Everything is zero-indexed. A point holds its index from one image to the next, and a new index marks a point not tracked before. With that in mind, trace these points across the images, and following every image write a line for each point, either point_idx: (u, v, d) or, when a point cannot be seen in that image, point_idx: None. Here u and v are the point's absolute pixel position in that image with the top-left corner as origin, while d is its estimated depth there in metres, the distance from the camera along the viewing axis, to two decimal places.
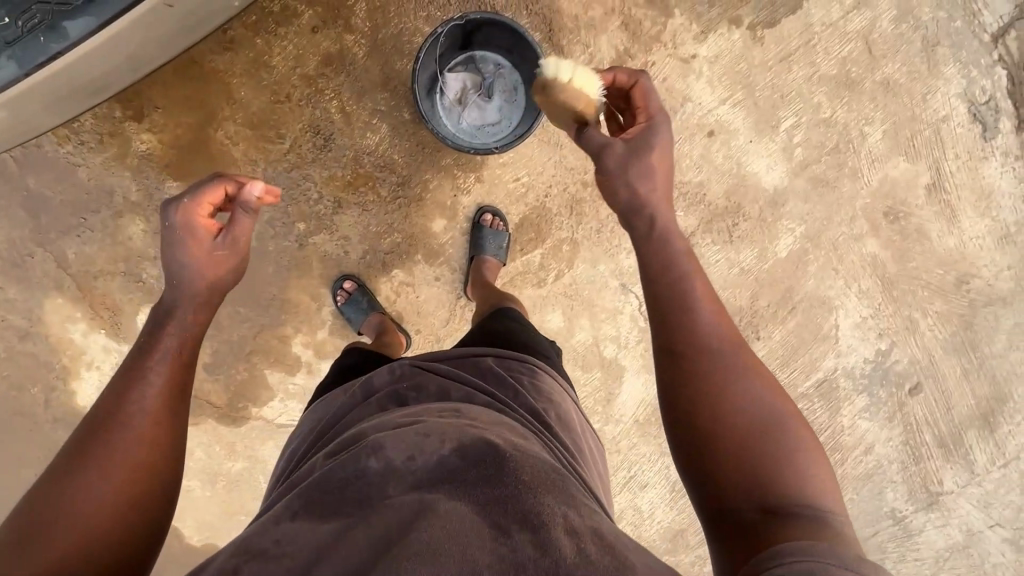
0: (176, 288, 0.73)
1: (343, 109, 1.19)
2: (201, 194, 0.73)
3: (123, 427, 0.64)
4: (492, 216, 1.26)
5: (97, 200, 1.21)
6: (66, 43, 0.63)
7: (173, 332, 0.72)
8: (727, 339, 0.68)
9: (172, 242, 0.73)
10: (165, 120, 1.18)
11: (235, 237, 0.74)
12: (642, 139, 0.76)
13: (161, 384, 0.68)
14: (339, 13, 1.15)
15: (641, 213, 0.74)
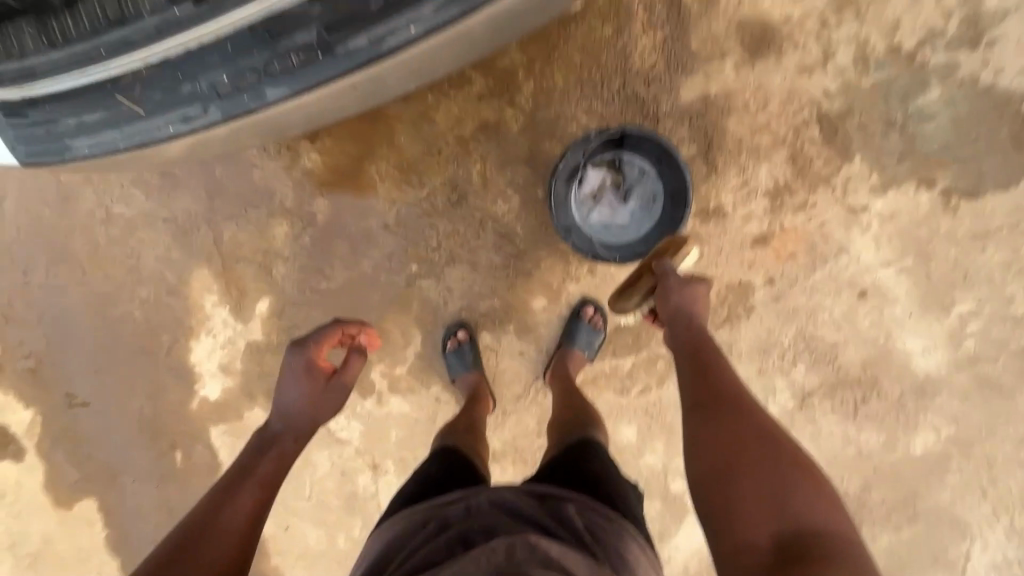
0: (284, 418, 0.91)
1: (483, 174, 1.24)
2: (320, 340, 0.95)
3: (215, 531, 0.74)
4: (592, 309, 1.22)
5: (260, 198, 1.37)
6: (261, 102, 0.69)
7: (269, 457, 0.85)
8: (737, 401, 0.78)
9: (292, 379, 0.93)
10: (331, 145, 1.31)
11: (346, 379, 0.97)
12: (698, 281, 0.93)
13: (257, 492, 0.80)
14: (507, 86, 1.19)
15: (685, 321, 0.90)
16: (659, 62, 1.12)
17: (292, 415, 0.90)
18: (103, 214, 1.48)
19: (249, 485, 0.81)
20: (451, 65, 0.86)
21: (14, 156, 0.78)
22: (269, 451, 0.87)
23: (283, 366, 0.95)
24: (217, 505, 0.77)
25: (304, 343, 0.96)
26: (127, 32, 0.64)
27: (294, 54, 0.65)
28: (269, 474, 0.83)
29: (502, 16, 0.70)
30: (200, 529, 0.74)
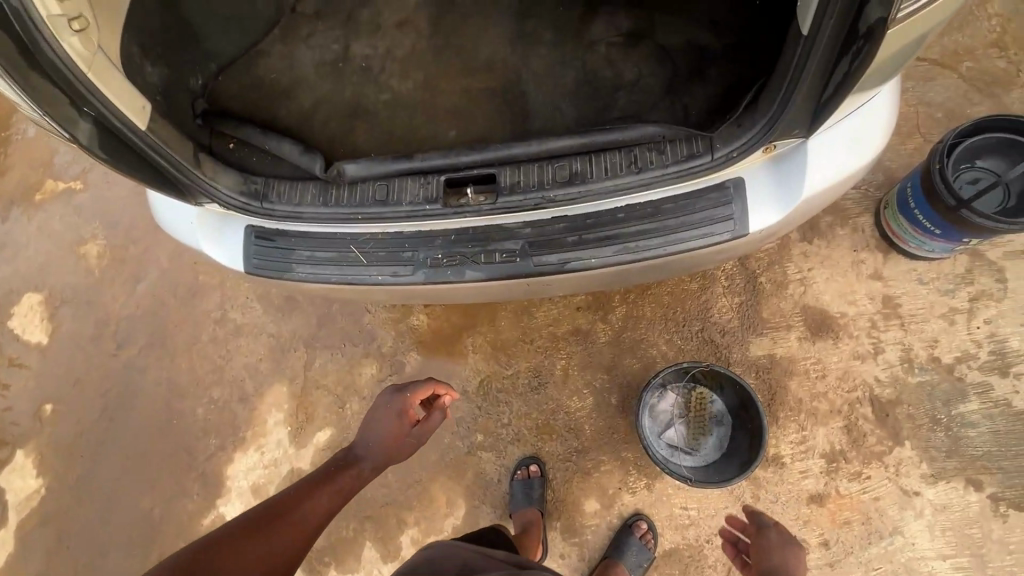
0: (366, 449, 1.01)
1: (565, 370, 1.39)
2: (415, 393, 1.03)
3: (285, 521, 0.87)
4: (645, 527, 1.23)
5: (361, 339, 1.53)
6: (458, 278, 0.88)
7: (347, 476, 0.97)
8: None
9: (381, 415, 1.03)
10: (441, 311, 1.50)
11: (422, 433, 1.05)
12: (788, 538, 1.02)
13: (330, 501, 0.93)
14: (602, 305, 1.41)
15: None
16: (734, 319, 1.34)
17: (374, 450, 1.01)
18: (217, 316, 1.64)
19: (324, 495, 0.93)
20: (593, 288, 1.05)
21: (241, 267, 0.97)
22: (350, 470, 0.98)
23: (377, 404, 1.03)
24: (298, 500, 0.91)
25: (401, 390, 1.04)
26: (384, 209, 0.88)
27: (499, 253, 0.86)
28: (343, 490, 0.96)
29: (656, 267, 0.91)
30: (282, 512, 0.88)
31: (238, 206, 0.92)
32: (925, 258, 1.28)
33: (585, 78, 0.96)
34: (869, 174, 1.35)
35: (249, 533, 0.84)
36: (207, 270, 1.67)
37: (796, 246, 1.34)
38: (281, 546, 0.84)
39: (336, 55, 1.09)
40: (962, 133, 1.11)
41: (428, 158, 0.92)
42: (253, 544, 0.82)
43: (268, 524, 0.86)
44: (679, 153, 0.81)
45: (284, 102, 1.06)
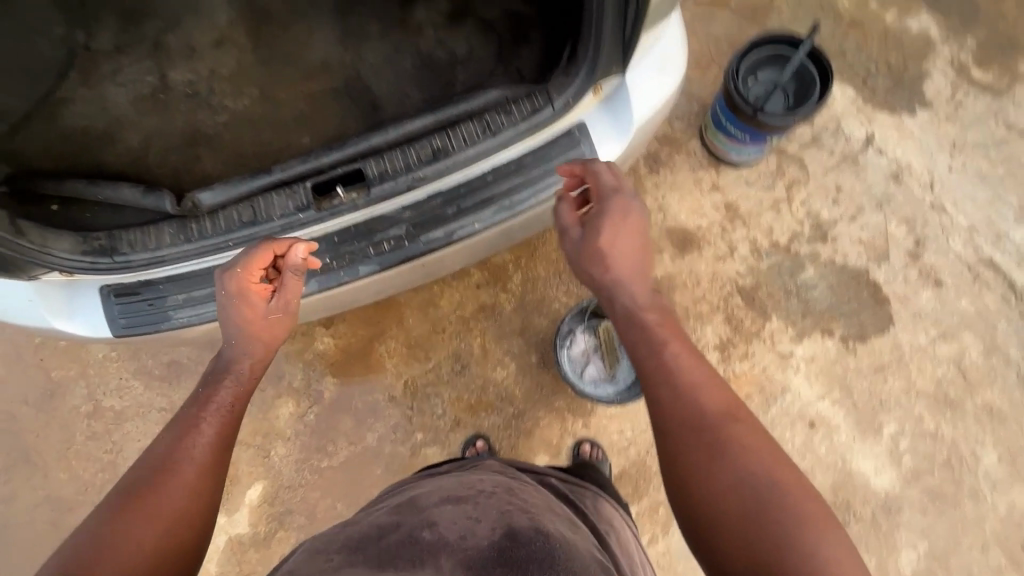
0: (231, 360, 0.81)
1: (483, 346, 1.44)
2: (247, 262, 0.78)
3: (172, 469, 0.69)
4: (589, 446, 1.33)
5: (266, 381, 1.43)
6: (354, 276, 0.89)
7: (227, 388, 0.79)
8: (716, 407, 0.68)
9: (228, 304, 0.79)
10: (345, 328, 1.46)
11: (287, 301, 0.82)
12: (605, 205, 0.80)
13: (212, 435, 0.74)
14: (500, 277, 1.47)
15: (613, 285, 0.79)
16: None
17: (241, 363, 0.81)
18: (89, 409, 1.44)
19: (198, 433, 0.74)
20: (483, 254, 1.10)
21: (109, 332, 0.88)
22: (225, 379, 0.80)
23: (216, 294, 0.79)
24: (168, 451, 0.71)
25: (230, 266, 0.79)
26: (256, 229, 0.85)
27: (386, 242, 0.88)
28: (220, 421, 0.76)
29: (532, 220, 0.98)
30: (157, 463, 0.70)
31: (86, 267, 0.83)
32: (745, 164, 1.51)
33: (421, 61, 1.01)
34: (687, 107, 1.56)
35: (115, 518, 0.64)
36: (58, 363, 1.44)
37: (647, 178, 1.51)
38: (166, 514, 0.66)
39: (154, 87, 1.02)
40: (741, 54, 1.33)
41: (287, 168, 0.91)
42: (130, 523, 0.64)
43: (152, 477, 0.68)
44: (524, 110, 0.88)
45: (107, 147, 0.97)
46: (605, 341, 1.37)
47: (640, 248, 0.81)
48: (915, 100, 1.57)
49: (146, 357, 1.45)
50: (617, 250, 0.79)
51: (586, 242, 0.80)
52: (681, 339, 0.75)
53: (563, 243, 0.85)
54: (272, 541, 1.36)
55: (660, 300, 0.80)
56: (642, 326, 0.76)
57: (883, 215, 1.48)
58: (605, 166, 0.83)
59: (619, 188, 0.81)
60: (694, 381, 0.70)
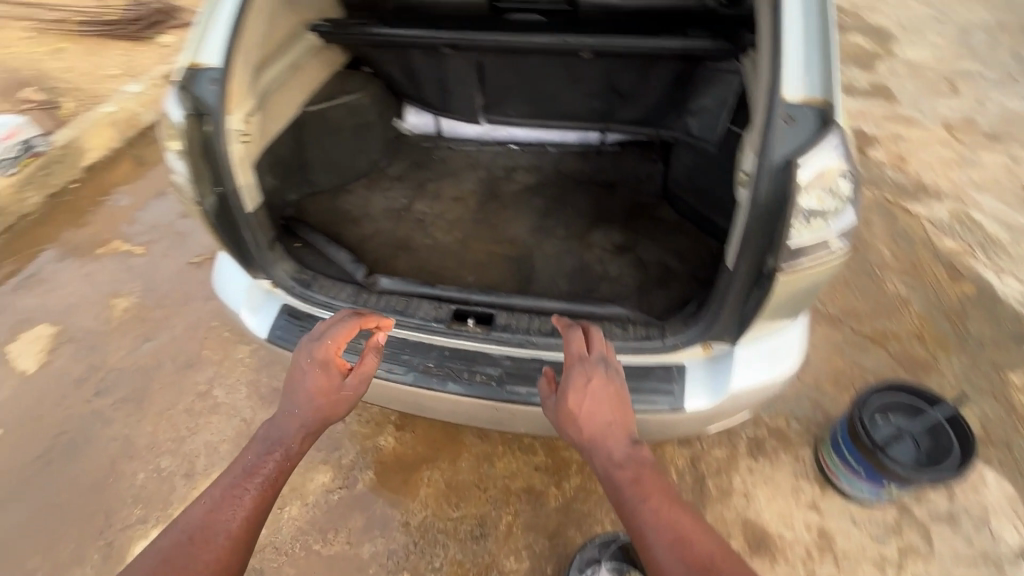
0: (287, 433, 0.91)
1: (509, 526, 1.41)
2: (337, 336, 0.94)
3: (206, 540, 0.80)
4: None
5: (325, 445, 1.57)
6: (441, 387, 1.04)
7: (273, 460, 0.89)
8: (713, 557, 0.73)
9: (306, 370, 0.92)
10: (409, 439, 1.57)
11: (358, 377, 0.95)
12: (578, 368, 0.89)
13: (249, 506, 0.84)
14: (559, 471, 1.49)
15: (595, 448, 0.85)
16: None
17: (291, 440, 0.91)
18: (202, 389, 1.72)
19: (235, 505, 0.83)
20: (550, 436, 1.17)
21: (263, 334, 1.14)
22: (275, 451, 0.90)
23: (295, 362, 0.93)
24: (209, 518, 0.82)
25: (319, 339, 0.95)
26: (399, 317, 1.09)
27: (479, 374, 1.04)
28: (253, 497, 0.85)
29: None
30: (196, 533, 0.80)
31: (287, 287, 1.14)
32: (855, 499, 1.38)
33: (580, 266, 1.25)
34: (809, 412, 1.54)
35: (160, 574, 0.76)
36: (212, 347, 1.81)
37: (743, 458, 1.47)
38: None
39: (400, 205, 1.42)
40: (874, 389, 1.34)
41: (446, 291, 1.17)
42: None
43: (191, 545, 0.79)
44: (638, 332, 1.04)
45: (350, 227, 1.36)
46: None
47: (614, 407, 0.87)
48: None
49: (264, 375, 1.74)
50: (589, 420, 0.85)
51: (559, 409, 0.88)
52: (661, 491, 0.80)
53: (546, 409, 0.94)
54: None
55: (639, 453, 0.84)
56: (620, 490, 0.81)
57: None
58: (578, 334, 0.93)
59: (587, 355, 0.90)
60: (676, 534, 0.75)
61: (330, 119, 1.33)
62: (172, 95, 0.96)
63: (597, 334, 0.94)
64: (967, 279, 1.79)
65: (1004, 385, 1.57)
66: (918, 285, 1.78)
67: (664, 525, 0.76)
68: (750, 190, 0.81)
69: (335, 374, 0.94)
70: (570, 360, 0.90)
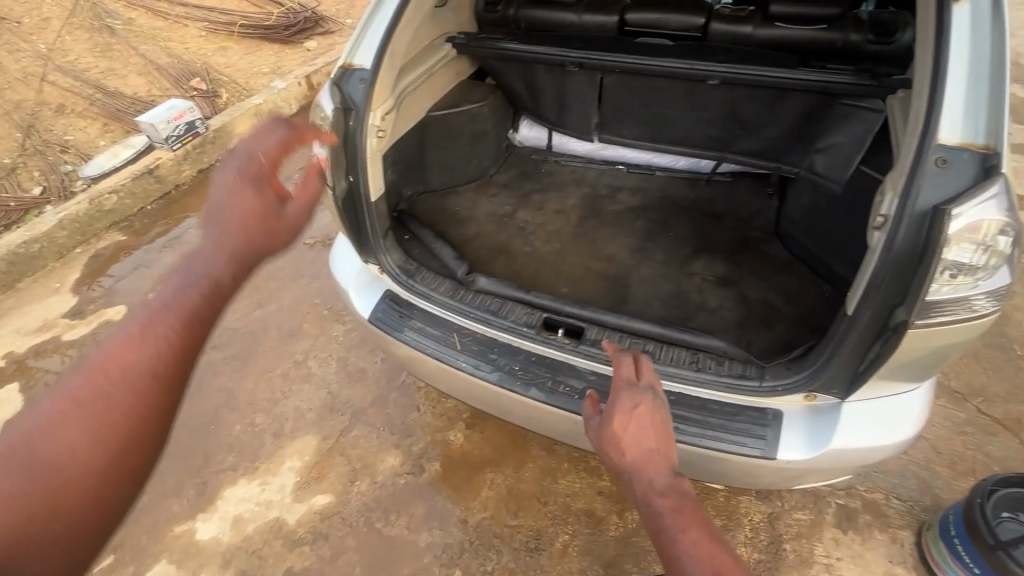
0: (214, 248, 0.69)
1: (565, 546, 1.38)
2: (267, 149, 0.77)
3: (117, 377, 0.59)
4: None
5: (399, 431, 1.65)
6: (524, 392, 1.05)
7: (203, 278, 0.66)
8: None
9: (231, 189, 0.73)
10: (477, 439, 1.61)
11: (299, 199, 0.76)
12: (623, 391, 0.86)
13: (174, 335, 0.62)
14: (623, 501, 1.45)
15: (633, 474, 0.79)
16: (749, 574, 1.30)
17: (221, 266, 0.67)
18: (298, 359, 1.87)
19: (158, 333, 0.62)
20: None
21: (366, 315, 1.21)
22: (206, 277, 0.67)
23: (212, 182, 0.75)
24: (119, 354, 0.60)
25: (243, 157, 0.76)
26: (492, 318, 1.13)
27: (563, 386, 1.04)
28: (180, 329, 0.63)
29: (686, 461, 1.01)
30: (105, 362, 0.60)
31: (393, 274, 1.20)
32: None
33: (677, 293, 1.23)
34: (915, 492, 1.37)
35: (65, 416, 0.57)
36: (312, 322, 1.97)
37: (830, 527, 1.33)
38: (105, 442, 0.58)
39: (504, 211, 1.48)
40: (1002, 480, 1.18)
41: (541, 300, 1.20)
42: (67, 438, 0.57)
43: (101, 382, 0.59)
44: (733, 369, 0.99)
45: (455, 226, 1.43)
46: None
47: (658, 437, 0.82)
48: None
49: (353, 355, 1.86)
50: (631, 443, 0.81)
51: (601, 430, 0.84)
52: (702, 527, 0.71)
53: (587, 432, 0.89)
54: (295, 548, 1.46)
55: (682, 487, 0.77)
56: (658, 520, 0.73)
57: None
58: (627, 358, 0.90)
59: (635, 381, 0.87)
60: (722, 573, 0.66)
61: (452, 123, 1.41)
62: (327, 91, 1.08)
63: (648, 362, 0.90)
64: None
65: None
66: None
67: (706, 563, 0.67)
68: (886, 234, 0.76)
69: (272, 202, 0.73)
70: (616, 383, 0.87)
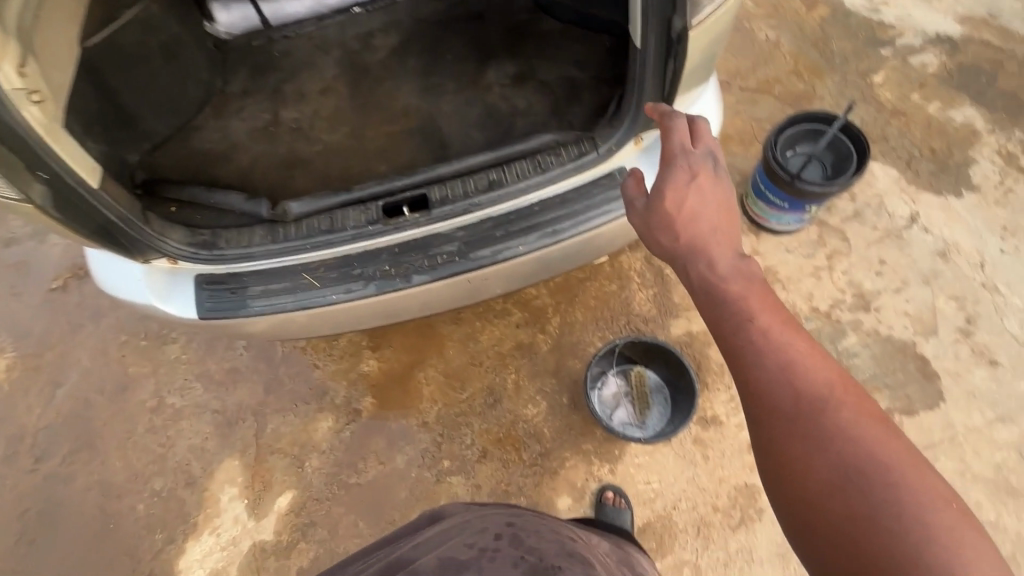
0: None
1: (517, 383, 1.49)
2: None
3: None
4: (612, 493, 1.34)
5: (313, 395, 1.54)
6: (406, 284, 1.00)
7: None
8: (822, 391, 0.64)
9: None
10: (390, 354, 1.56)
11: None
12: (680, 159, 0.80)
13: None
14: (539, 318, 1.55)
15: (695, 250, 0.77)
16: (652, 308, 1.53)
17: None
18: (153, 404, 1.57)
19: None
20: (523, 284, 1.20)
21: (193, 315, 1.01)
22: None
23: None
24: None
25: None
26: (330, 237, 1.00)
27: (440, 256, 1.00)
28: None
29: (571, 250, 1.08)
30: None
31: (189, 256, 0.99)
32: (786, 232, 1.53)
33: (487, 112, 1.18)
34: None
35: None
36: (136, 360, 1.61)
37: None
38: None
39: (265, 121, 1.23)
40: (780, 126, 1.43)
41: (366, 194, 1.06)
42: None
43: None
44: (571, 154, 1.01)
45: (222, 165, 1.17)
46: (635, 379, 1.42)
47: (719, 210, 0.78)
48: (961, 185, 1.59)
49: (210, 362, 1.60)
50: (689, 219, 0.77)
51: (655, 212, 0.79)
52: (773, 311, 0.71)
53: (631, 216, 0.85)
54: (290, 551, 1.40)
55: (747, 266, 0.75)
56: (727, 299, 0.73)
57: (930, 290, 1.47)
58: (680, 123, 0.82)
59: (691, 151, 0.80)
60: (781, 360, 0.67)
61: (128, 46, 1.04)
62: None
63: (702, 128, 0.82)
64: (822, 2, 1.85)
65: (870, 88, 1.73)
66: (783, 22, 1.83)
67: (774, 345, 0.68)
68: None
69: None
70: (670, 152, 0.81)
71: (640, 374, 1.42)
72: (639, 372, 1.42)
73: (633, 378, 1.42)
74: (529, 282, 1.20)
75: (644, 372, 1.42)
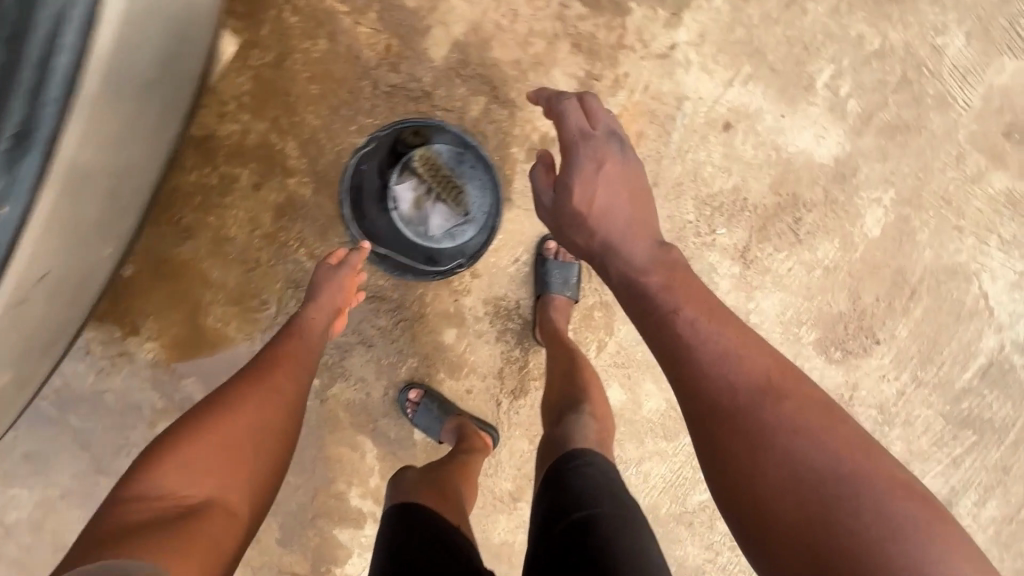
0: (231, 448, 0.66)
1: (313, 253, 1.10)
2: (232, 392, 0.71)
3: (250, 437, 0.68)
4: (554, 243, 1.08)
5: (130, 417, 1.14)
6: None
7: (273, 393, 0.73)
8: (766, 382, 0.54)
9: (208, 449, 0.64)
10: (157, 326, 1.12)
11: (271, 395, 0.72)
12: (577, 149, 0.71)
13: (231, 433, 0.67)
14: (274, 159, 1.05)
15: (608, 248, 0.68)
16: (392, 42, 0.99)
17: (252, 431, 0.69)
18: None
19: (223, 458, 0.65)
20: (135, 172, 0.65)
21: None
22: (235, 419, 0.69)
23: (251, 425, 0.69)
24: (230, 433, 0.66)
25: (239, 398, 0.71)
26: None
27: None
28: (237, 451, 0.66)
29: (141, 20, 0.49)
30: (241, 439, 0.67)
31: None
32: None
33: None
34: None
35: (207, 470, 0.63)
36: None
37: None
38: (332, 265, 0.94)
39: None
40: None
41: None
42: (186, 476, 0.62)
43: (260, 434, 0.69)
44: None
45: None
46: (421, 168, 0.99)
47: (632, 197, 0.70)
48: None
49: None
50: (604, 214, 0.68)
51: (564, 212, 0.71)
52: (695, 299, 0.61)
53: (540, 212, 0.76)
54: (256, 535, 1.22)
55: (669, 253, 0.66)
56: (647, 290, 0.63)
57: None
58: (573, 104, 0.74)
59: (591, 135, 0.72)
60: (712, 352, 0.56)
61: None
62: None
63: (596, 101, 0.74)
64: None
65: None
66: None
67: (693, 335, 0.57)
68: None
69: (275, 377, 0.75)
70: (565, 147, 0.72)
71: (426, 160, 0.99)
72: (424, 154, 0.99)
73: (421, 173, 1.00)
74: (131, 162, 0.63)
75: (432, 152, 1.00)
